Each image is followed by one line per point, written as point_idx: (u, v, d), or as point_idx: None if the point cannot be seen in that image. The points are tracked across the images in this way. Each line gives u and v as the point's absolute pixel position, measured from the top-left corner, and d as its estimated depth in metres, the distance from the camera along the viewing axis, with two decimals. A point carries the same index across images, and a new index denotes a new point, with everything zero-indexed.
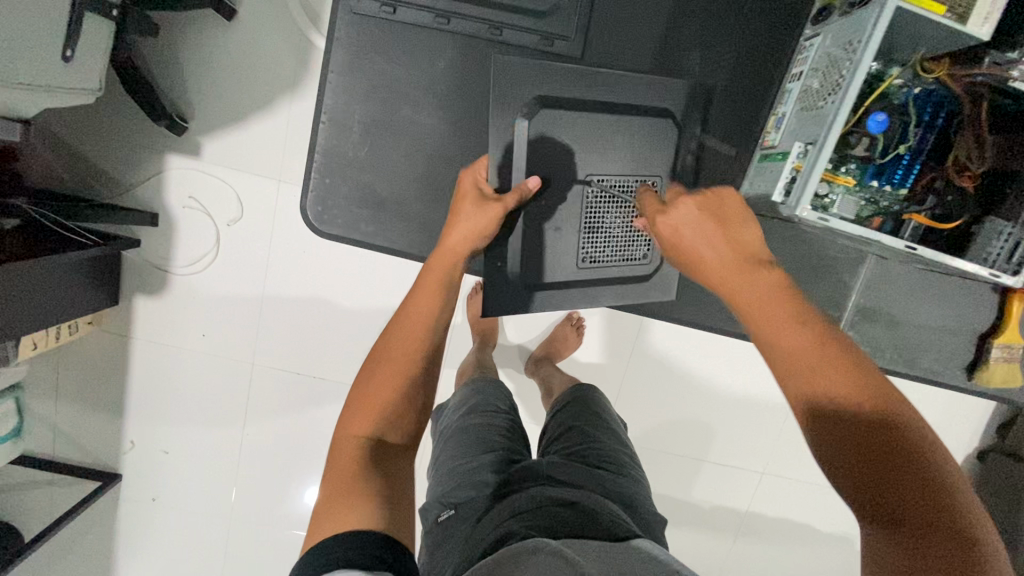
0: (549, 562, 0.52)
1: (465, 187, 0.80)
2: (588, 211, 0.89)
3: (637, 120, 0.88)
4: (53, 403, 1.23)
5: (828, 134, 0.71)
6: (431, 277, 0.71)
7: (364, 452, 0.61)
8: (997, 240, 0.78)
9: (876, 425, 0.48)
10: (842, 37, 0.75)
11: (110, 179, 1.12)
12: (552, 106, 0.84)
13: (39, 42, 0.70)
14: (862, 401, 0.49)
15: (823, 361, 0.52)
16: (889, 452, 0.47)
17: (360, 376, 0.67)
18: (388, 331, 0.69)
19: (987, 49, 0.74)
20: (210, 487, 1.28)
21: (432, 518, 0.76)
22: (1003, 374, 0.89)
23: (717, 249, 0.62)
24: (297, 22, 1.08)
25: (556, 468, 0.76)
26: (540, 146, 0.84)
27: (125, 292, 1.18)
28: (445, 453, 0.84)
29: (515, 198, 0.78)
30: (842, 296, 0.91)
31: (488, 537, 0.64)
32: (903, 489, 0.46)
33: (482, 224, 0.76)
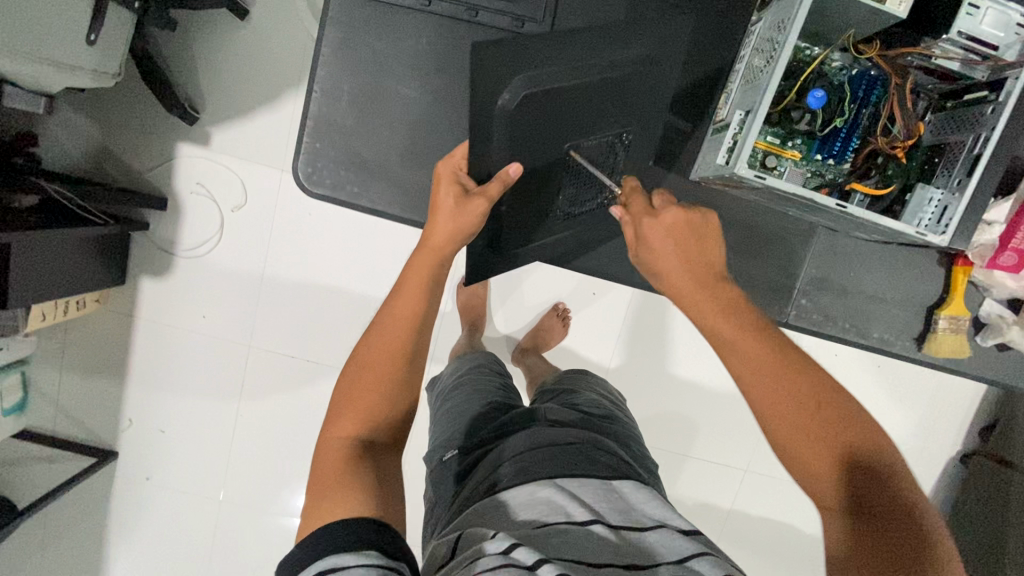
0: (544, 502, 0.60)
1: (441, 172, 0.78)
2: (558, 176, 0.91)
3: (619, 92, 0.87)
4: (57, 375, 1.29)
5: (763, 99, 0.72)
6: (415, 275, 0.68)
7: (350, 449, 0.59)
8: (927, 206, 0.80)
9: (823, 432, 0.55)
10: (781, 11, 0.77)
11: (124, 166, 1.20)
12: (536, 87, 0.81)
13: (67, 24, 0.78)
14: (812, 412, 0.56)
15: (778, 379, 0.58)
16: (840, 460, 0.54)
17: (342, 380, 0.64)
18: (368, 335, 0.66)
19: (912, 31, 0.79)
20: (204, 466, 1.33)
21: (435, 459, 0.80)
22: (952, 343, 0.98)
23: (689, 267, 0.65)
24: (304, 22, 1.16)
25: (553, 411, 0.81)
26: (519, 125, 0.83)
27: (132, 274, 1.26)
28: (448, 407, 0.89)
29: (498, 188, 0.75)
30: (794, 267, 1.02)
31: (487, 468, 0.69)
32: (854, 491, 0.53)
33: (468, 221, 0.73)
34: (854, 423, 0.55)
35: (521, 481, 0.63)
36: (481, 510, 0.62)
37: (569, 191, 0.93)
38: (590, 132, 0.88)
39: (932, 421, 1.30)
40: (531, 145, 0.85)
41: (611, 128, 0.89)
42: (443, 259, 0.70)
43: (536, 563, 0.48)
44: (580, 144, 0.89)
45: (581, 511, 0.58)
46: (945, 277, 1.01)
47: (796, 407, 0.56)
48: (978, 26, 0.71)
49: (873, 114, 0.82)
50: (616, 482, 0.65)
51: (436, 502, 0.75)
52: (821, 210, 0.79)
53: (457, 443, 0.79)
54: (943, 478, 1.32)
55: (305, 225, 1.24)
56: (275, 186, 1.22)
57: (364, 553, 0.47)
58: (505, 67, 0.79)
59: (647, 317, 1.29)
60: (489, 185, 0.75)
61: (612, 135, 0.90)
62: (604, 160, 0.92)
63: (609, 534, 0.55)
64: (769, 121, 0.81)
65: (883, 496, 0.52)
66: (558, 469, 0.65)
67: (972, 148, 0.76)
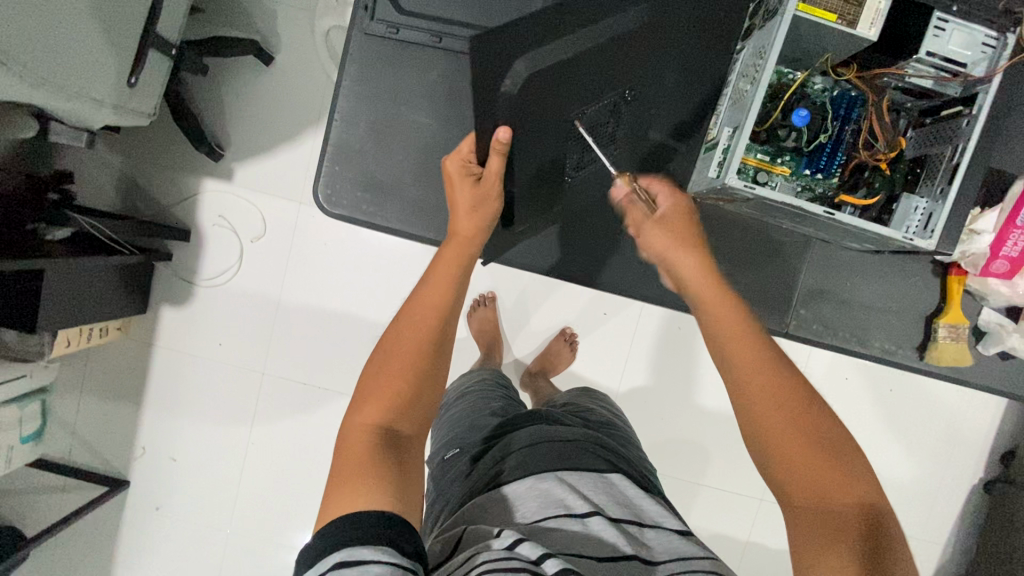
0: (543, 494, 0.61)
1: (451, 170, 0.90)
2: (565, 143, 0.96)
3: (613, 49, 0.92)
4: (76, 404, 1.32)
5: (749, 117, 0.77)
6: (449, 256, 0.79)
7: (375, 437, 0.58)
8: (912, 215, 0.82)
9: (794, 415, 0.59)
10: (760, 39, 0.83)
11: (152, 201, 1.27)
12: (543, 64, 0.88)
13: (113, 67, 0.86)
14: (783, 398, 0.60)
15: (758, 362, 0.62)
16: (810, 451, 0.57)
17: (368, 369, 0.65)
18: (397, 324, 0.69)
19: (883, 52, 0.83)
20: (213, 495, 1.33)
21: (438, 458, 0.85)
22: (953, 352, 1.02)
23: (698, 262, 0.76)
24: (324, 67, 1.25)
25: (555, 416, 0.84)
26: (533, 87, 0.89)
27: (154, 303, 1.30)
28: (452, 414, 0.93)
29: (497, 161, 0.87)
30: (793, 280, 1.06)
31: (487, 464, 0.71)
32: (819, 480, 0.56)
33: (485, 200, 0.89)
34: (819, 420, 0.59)
35: (521, 474, 0.65)
36: (479, 506, 0.63)
37: (574, 157, 0.98)
38: (597, 96, 0.92)
39: (951, 446, 1.26)
40: (535, 119, 0.91)
41: (615, 91, 0.93)
42: (471, 246, 0.83)
43: (541, 557, 0.49)
44: (585, 111, 0.93)
45: (581, 503, 0.60)
46: (940, 286, 1.05)
47: (773, 401, 0.60)
48: (946, 46, 0.77)
49: (856, 130, 0.86)
50: (609, 476, 0.67)
51: (438, 494, 0.77)
52: (810, 218, 0.83)
53: (459, 442, 0.84)
54: (967, 506, 1.28)
55: (320, 254, 1.29)
56: (292, 217, 1.28)
57: (379, 548, 0.46)
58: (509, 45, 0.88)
59: (655, 339, 1.30)
60: (491, 162, 0.87)
61: (617, 96, 0.94)
62: (606, 127, 0.96)
63: (610, 524, 0.58)
64: (758, 139, 0.85)
65: (843, 492, 0.55)
66: (557, 463, 0.67)
67: (950, 160, 0.79)
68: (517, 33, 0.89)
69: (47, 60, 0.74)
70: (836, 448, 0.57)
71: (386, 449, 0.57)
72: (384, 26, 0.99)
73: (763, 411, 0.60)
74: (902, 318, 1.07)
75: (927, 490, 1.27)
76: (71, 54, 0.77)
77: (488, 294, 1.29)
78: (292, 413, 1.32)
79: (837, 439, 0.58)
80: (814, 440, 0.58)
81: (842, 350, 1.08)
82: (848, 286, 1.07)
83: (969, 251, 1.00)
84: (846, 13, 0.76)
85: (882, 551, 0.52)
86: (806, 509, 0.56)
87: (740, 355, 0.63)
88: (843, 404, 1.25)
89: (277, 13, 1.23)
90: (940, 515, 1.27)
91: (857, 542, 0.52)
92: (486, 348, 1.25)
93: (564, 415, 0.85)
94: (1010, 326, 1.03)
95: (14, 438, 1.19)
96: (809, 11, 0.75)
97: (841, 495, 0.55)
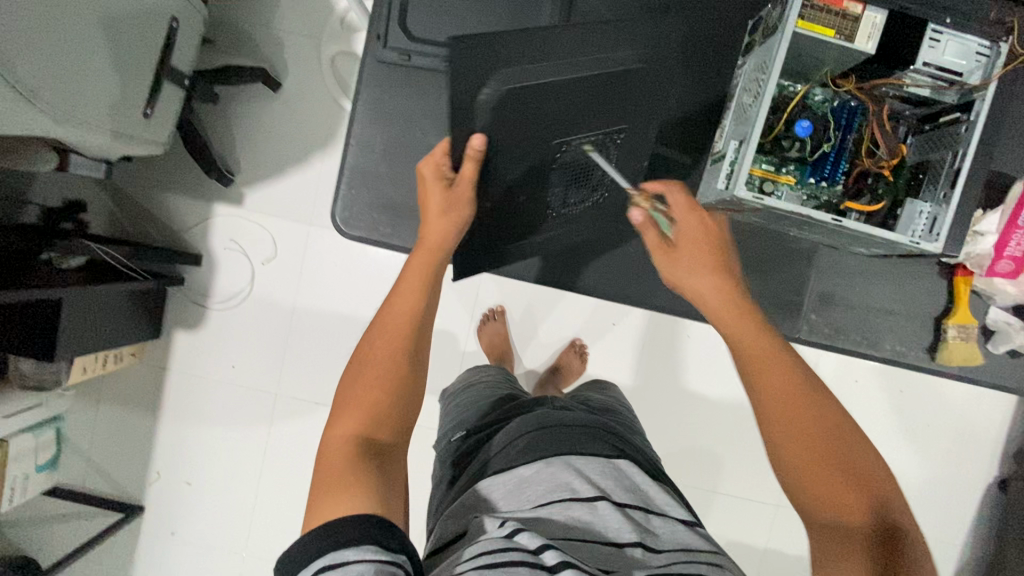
0: (549, 479, 0.63)
1: (424, 173, 0.92)
2: (545, 174, 0.98)
3: (591, 91, 0.90)
4: (89, 430, 1.33)
5: (755, 131, 0.80)
6: (417, 267, 0.80)
7: (355, 446, 0.59)
8: (918, 219, 0.83)
9: (812, 413, 0.62)
10: (763, 55, 0.85)
11: (165, 227, 1.29)
12: (521, 85, 0.86)
13: (130, 99, 0.89)
14: (803, 398, 0.63)
15: (777, 366, 0.65)
16: (833, 447, 0.60)
17: (343, 382, 0.67)
18: (369, 337, 0.71)
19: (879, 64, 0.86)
20: (227, 517, 1.33)
21: (445, 441, 0.88)
22: (962, 352, 1.03)
23: (721, 291, 0.75)
24: (331, 91, 1.27)
25: (561, 403, 0.85)
26: (503, 118, 0.88)
27: (166, 327, 1.32)
28: (458, 403, 0.97)
29: (472, 167, 0.88)
30: (801, 285, 1.07)
31: (492, 446, 0.73)
32: (839, 474, 0.59)
33: (459, 209, 0.88)
34: (835, 419, 0.62)
35: (528, 457, 0.66)
36: (483, 486, 0.66)
37: (559, 192, 1.01)
38: (580, 133, 0.93)
39: (964, 445, 1.27)
40: (514, 154, 0.93)
41: (601, 131, 0.94)
42: (438, 258, 0.83)
43: (540, 548, 0.50)
44: (570, 143, 0.95)
45: (587, 488, 0.61)
46: (947, 287, 1.07)
47: (793, 401, 0.62)
48: (941, 57, 0.80)
49: (858, 139, 0.89)
50: (619, 462, 0.67)
51: (446, 474, 0.81)
52: (817, 226, 0.85)
53: (465, 425, 0.88)
54: (983, 505, 1.27)
55: (330, 274, 1.30)
56: (302, 238, 1.30)
57: (365, 547, 0.48)
58: (486, 64, 0.85)
59: (665, 348, 1.31)
60: (466, 168, 0.89)
61: (603, 135, 0.96)
62: (592, 161, 0.99)
63: (615, 510, 0.59)
64: (762, 150, 0.87)
65: (862, 486, 0.58)
66: (562, 446, 0.67)
67: (953, 164, 0.81)
68: (497, 42, 0.86)
69: (70, 96, 0.76)
70: (854, 444, 0.60)
71: (370, 459, 0.58)
72: (393, 52, 1.02)
73: (782, 413, 0.62)
74: (909, 318, 1.08)
75: (942, 490, 1.27)
76: (91, 89, 0.80)
77: (497, 308, 1.30)
78: (305, 432, 1.33)
79: (853, 437, 0.61)
80: (827, 443, 0.60)
81: (853, 353, 1.09)
82: (854, 289, 1.08)
83: (973, 252, 1.01)
84: (844, 28, 0.79)
85: (903, 543, 0.55)
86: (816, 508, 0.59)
87: (750, 354, 0.67)
88: (854, 407, 1.26)
89: (284, 41, 1.26)
90: (957, 515, 1.27)
91: (882, 539, 0.55)
92: (497, 361, 1.26)
93: (567, 401, 0.88)
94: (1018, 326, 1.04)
95: (30, 466, 1.20)
96: (811, 28, 0.79)
97: (862, 489, 0.58)
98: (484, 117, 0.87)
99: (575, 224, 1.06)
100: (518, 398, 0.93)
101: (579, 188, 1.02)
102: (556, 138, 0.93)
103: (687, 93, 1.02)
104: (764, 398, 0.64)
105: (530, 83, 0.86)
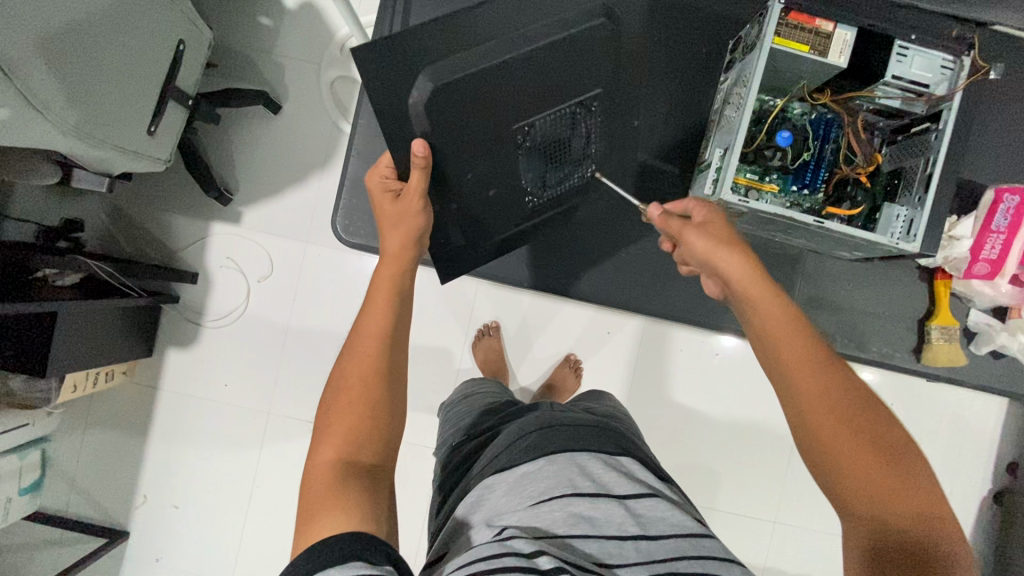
0: (550, 476, 0.61)
1: (372, 190, 0.84)
2: (516, 160, 0.93)
3: (540, 66, 0.85)
4: (77, 452, 1.30)
5: (738, 139, 0.84)
6: (384, 284, 0.77)
7: (342, 470, 0.60)
8: (895, 221, 0.89)
9: (846, 407, 0.61)
10: (742, 70, 0.90)
11: (163, 245, 1.30)
12: (460, 74, 0.80)
13: (134, 119, 0.92)
14: (837, 393, 0.61)
15: (809, 362, 0.63)
16: (869, 440, 0.60)
17: (322, 407, 0.67)
18: (342, 362, 0.70)
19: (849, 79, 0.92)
20: (215, 542, 1.30)
21: (446, 446, 0.89)
22: (947, 353, 1.07)
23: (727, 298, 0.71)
24: (329, 111, 1.31)
25: (560, 407, 0.85)
26: (443, 123, 0.82)
27: (159, 345, 1.31)
28: (454, 414, 0.97)
29: (419, 177, 0.80)
30: (788, 292, 1.11)
31: (497, 446, 0.72)
32: (877, 467, 0.59)
33: (411, 222, 0.83)
34: (868, 409, 0.61)
35: (531, 456, 0.65)
36: (487, 488, 0.64)
37: (537, 175, 0.97)
38: (541, 108, 0.89)
39: (957, 455, 1.27)
40: (472, 147, 0.87)
41: (566, 102, 0.91)
42: (404, 269, 0.80)
43: (535, 552, 0.48)
44: (534, 123, 0.90)
45: (587, 484, 0.60)
46: (929, 291, 1.11)
47: (825, 397, 0.61)
48: (909, 70, 0.85)
49: (835, 149, 0.94)
50: (620, 458, 0.67)
51: (447, 475, 0.81)
52: (803, 229, 0.89)
53: (464, 430, 0.89)
54: (979, 518, 1.27)
55: (326, 291, 1.31)
56: (299, 255, 1.31)
57: (356, 563, 0.46)
58: (406, 67, 0.78)
59: (659, 359, 1.32)
60: (414, 177, 0.80)
61: (570, 106, 0.92)
62: (563, 134, 0.95)
63: (615, 505, 0.58)
64: (746, 160, 0.92)
65: (901, 476, 0.59)
66: (567, 444, 0.66)
67: (925, 170, 0.86)
68: (419, 41, 0.78)
69: (78, 113, 0.78)
70: (887, 433, 0.60)
71: (355, 480, 0.59)
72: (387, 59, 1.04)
73: (815, 420, 0.62)
74: (894, 326, 1.11)
75: None
76: (99, 107, 0.82)
77: (494, 323, 1.31)
78: (297, 452, 1.31)
79: (886, 424, 0.61)
80: (879, 460, 0.59)
81: (843, 356, 1.12)
82: (839, 297, 1.12)
83: (950, 256, 1.04)
84: (817, 44, 0.84)
85: (934, 525, 0.58)
86: (865, 513, 0.59)
87: (782, 349, 0.65)
88: None
89: (284, 66, 1.30)
90: None
91: (916, 521, 0.58)
92: (492, 376, 1.26)
93: (566, 407, 0.88)
94: (1000, 327, 1.07)
95: (12, 490, 1.15)
96: (784, 44, 0.84)
97: (901, 479, 0.59)
98: (423, 120, 0.81)
99: (561, 210, 1.07)
100: (516, 403, 0.94)
101: (565, 179, 1.01)
102: (516, 118, 0.88)
103: (674, 107, 1.09)
104: (794, 396, 0.63)
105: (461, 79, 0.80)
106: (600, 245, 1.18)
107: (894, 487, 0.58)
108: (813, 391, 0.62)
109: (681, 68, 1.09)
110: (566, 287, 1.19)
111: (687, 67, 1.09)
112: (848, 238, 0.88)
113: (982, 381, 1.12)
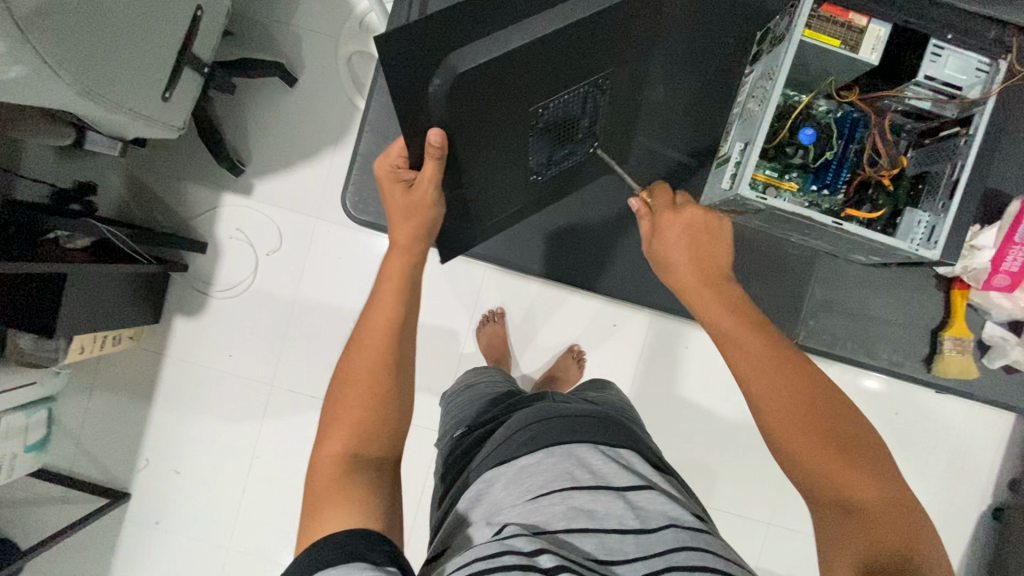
0: (550, 469, 0.61)
1: (378, 175, 0.82)
2: (525, 140, 0.89)
3: (571, 45, 0.75)
4: (81, 412, 1.32)
5: (761, 135, 0.82)
6: (394, 276, 0.76)
7: (345, 463, 0.60)
8: (917, 226, 0.88)
9: (804, 410, 0.62)
10: (769, 64, 0.88)
11: (174, 212, 1.31)
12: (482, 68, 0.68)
13: (148, 85, 0.91)
14: (798, 398, 0.62)
15: (774, 368, 0.64)
16: (828, 443, 0.60)
17: (329, 399, 0.67)
18: (349, 354, 0.70)
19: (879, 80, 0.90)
20: (212, 508, 1.32)
21: (448, 435, 0.89)
22: (958, 364, 1.05)
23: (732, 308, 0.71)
24: (345, 88, 1.30)
25: (563, 398, 0.84)
26: (460, 110, 0.73)
27: (166, 312, 1.32)
28: (454, 405, 0.97)
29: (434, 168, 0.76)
30: (798, 294, 1.09)
31: (495, 438, 0.72)
32: (841, 470, 0.59)
33: (422, 209, 0.80)
34: (814, 405, 0.62)
35: (529, 448, 0.65)
36: (484, 482, 0.64)
37: (542, 155, 0.94)
38: (558, 90, 0.83)
39: (958, 468, 1.26)
40: (485, 136, 0.81)
41: (585, 81, 0.84)
42: (411, 257, 0.79)
43: (536, 550, 0.48)
44: (548, 105, 0.84)
45: (587, 478, 0.60)
46: (944, 300, 1.09)
47: (792, 405, 0.62)
48: (943, 71, 0.83)
49: (859, 149, 0.92)
50: (620, 451, 0.67)
51: (448, 466, 0.81)
52: (821, 229, 0.87)
53: (465, 421, 0.89)
54: (977, 532, 1.26)
55: (334, 268, 1.31)
56: (309, 229, 1.31)
57: (355, 564, 0.46)
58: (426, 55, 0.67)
59: (664, 354, 1.31)
60: (427, 168, 0.76)
61: (586, 86, 0.86)
62: (574, 113, 0.90)
63: (616, 498, 0.58)
64: (767, 156, 0.91)
65: (863, 474, 0.58)
66: (566, 437, 0.66)
67: (951, 175, 0.84)
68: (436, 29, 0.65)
69: (91, 75, 0.78)
70: (848, 434, 0.60)
71: (358, 475, 0.59)
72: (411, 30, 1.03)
73: (785, 431, 0.61)
74: (904, 334, 1.10)
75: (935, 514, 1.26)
76: (112, 69, 0.81)
77: (499, 309, 1.30)
78: (297, 426, 1.32)
79: (840, 418, 0.61)
80: (841, 458, 0.59)
81: (851, 361, 1.11)
82: (850, 300, 1.10)
83: (970, 265, 1.03)
84: (848, 39, 0.82)
85: (907, 517, 0.57)
86: (840, 514, 0.58)
87: (761, 353, 0.66)
88: None
89: (302, 39, 1.29)
90: (950, 542, 1.26)
91: (886, 518, 0.56)
92: (495, 361, 1.26)
93: (566, 396, 0.88)
94: (1015, 341, 1.05)
95: (18, 446, 1.17)
96: (816, 37, 0.82)
97: (865, 479, 0.58)
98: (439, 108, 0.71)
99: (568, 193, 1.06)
100: (516, 393, 0.94)
101: (569, 155, 0.99)
102: (535, 98, 0.81)
103: (694, 100, 1.08)
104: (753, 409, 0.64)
105: (497, 61, 0.69)
106: (612, 234, 1.16)
107: (861, 488, 0.58)
108: (778, 396, 0.63)
109: (707, 56, 1.05)
110: (575, 276, 1.18)
111: (713, 57, 1.06)
112: (865, 240, 0.86)
113: (992, 395, 1.10)
